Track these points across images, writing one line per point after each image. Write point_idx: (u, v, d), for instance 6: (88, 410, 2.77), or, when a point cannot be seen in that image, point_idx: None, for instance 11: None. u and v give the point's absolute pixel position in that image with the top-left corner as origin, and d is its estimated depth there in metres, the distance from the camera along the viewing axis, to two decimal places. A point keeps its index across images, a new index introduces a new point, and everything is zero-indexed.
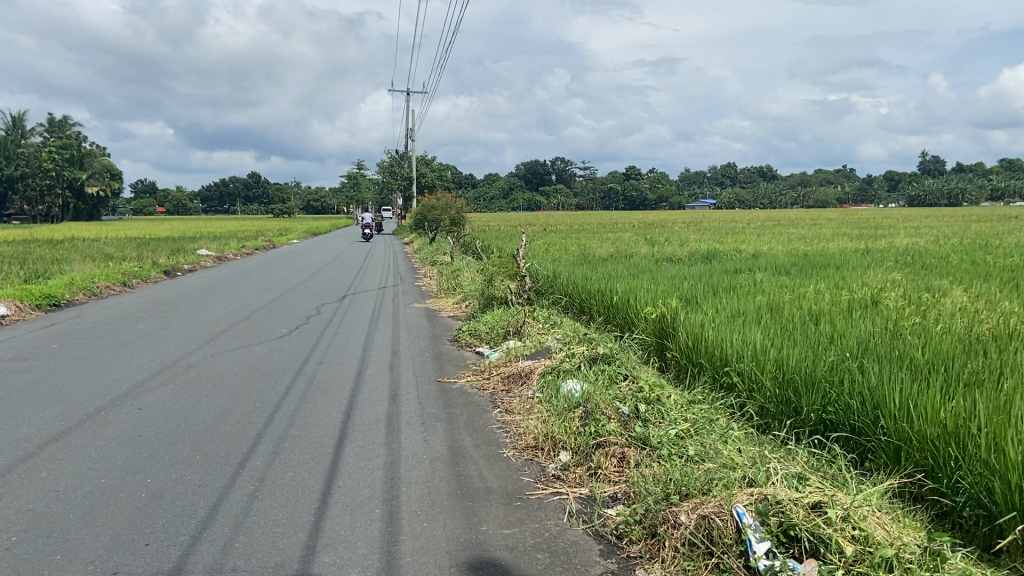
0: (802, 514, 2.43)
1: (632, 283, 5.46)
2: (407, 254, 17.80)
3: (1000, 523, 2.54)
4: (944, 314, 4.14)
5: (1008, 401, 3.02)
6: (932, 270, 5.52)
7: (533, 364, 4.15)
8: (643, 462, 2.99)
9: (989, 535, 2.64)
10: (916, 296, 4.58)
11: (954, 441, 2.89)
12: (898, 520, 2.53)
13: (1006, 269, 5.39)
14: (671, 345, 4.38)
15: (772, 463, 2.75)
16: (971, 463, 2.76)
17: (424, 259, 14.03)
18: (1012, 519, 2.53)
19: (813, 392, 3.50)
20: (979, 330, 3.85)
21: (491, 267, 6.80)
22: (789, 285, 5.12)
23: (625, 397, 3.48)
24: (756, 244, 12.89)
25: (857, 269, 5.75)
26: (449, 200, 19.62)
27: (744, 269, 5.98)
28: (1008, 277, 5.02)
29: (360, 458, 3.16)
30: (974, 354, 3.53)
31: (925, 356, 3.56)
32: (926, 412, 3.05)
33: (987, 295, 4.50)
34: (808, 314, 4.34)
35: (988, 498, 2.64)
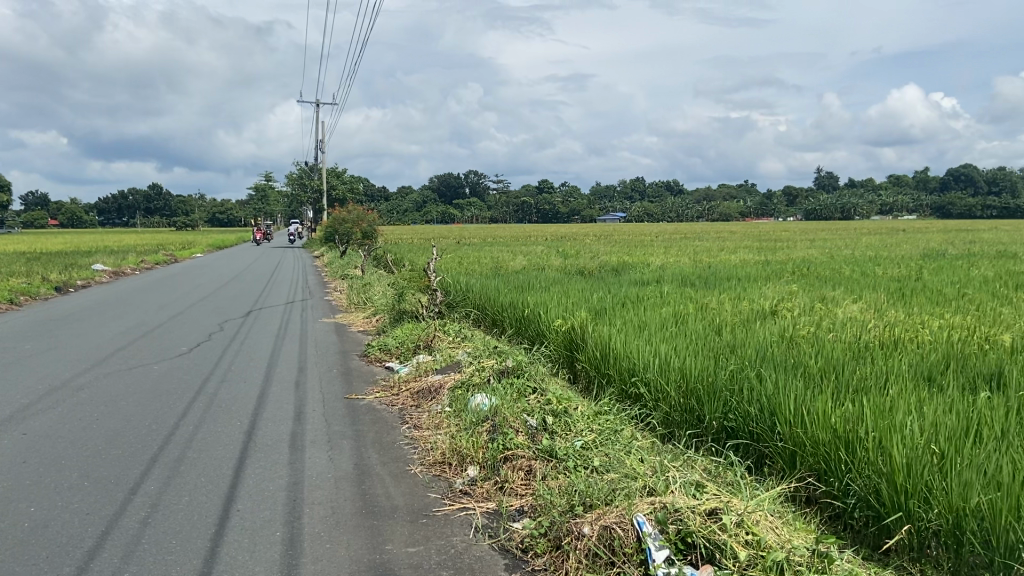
0: (699, 521, 2.50)
1: (542, 295, 5.51)
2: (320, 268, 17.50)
3: (888, 523, 2.70)
4: (836, 323, 4.34)
5: (892, 407, 3.20)
6: (827, 282, 5.76)
7: (442, 379, 4.14)
8: (549, 475, 3.01)
9: (878, 536, 2.79)
10: (810, 307, 4.77)
11: (845, 446, 3.03)
12: (789, 523, 2.64)
13: (891, 280, 5.72)
14: (581, 357, 4.44)
15: (671, 472, 2.82)
16: (861, 466, 2.91)
17: (335, 273, 13.81)
18: (899, 519, 2.69)
19: (715, 401, 3.61)
20: (868, 338, 4.05)
21: (401, 280, 6.75)
22: (694, 296, 5.27)
23: (533, 410, 3.50)
24: (664, 257, 13.24)
25: (757, 280, 5.96)
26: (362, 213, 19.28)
27: (650, 281, 6.13)
28: (894, 287, 5.28)
29: (262, 480, 3.08)
30: (862, 360, 3.72)
31: (818, 363, 3.72)
32: (818, 418, 3.19)
33: (874, 304, 4.76)
34: (711, 324, 4.47)
35: (876, 499, 2.80)
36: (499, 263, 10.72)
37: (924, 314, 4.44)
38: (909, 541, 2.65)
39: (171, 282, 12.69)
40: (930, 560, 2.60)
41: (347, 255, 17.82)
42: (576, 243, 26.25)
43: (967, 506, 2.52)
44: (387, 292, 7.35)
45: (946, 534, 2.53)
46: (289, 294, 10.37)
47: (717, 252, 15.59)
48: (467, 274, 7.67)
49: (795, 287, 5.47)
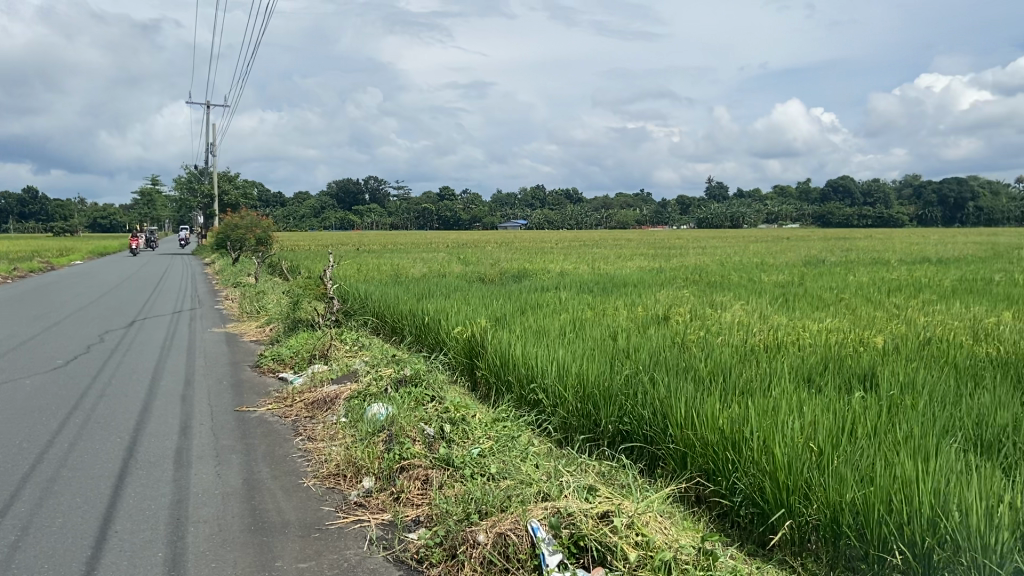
0: (591, 524, 2.55)
1: (442, 303, 5.49)
2: (213, 275, 16.84)
3: (772, 519, 2.83)
4: (724, 327, 4.52)
5: (774, 407, 3.36)
6: (717, 288, 5.99)
7: (338, 389, 4.06)
8: (446, 483, 3.00)
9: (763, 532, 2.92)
10: (701, 312, 4.95)
11: (732, 446, 3.16)
12: (677, 524, 2.72)
13: (774, 285, 6.03)
14: (480, 364, 4.45)
15: (565, 477, 2.86)
16: (747, 465, 3.04)
17: (228, 280, 13.31)
18: (782, 516, 2.84)
19: (610, 405, 3.69)
20: (753, 341, 4.24)
21: (297, 288, 6.58)
22: (591, 302, 5.38)
23: (430, 418, 3.48)
24: (564, 264, 13.49)
25: (651, 286, 6.13)
26: (255, 219, 18.62)
27: (548, 288, 6.21)
28: (778, 293, 5.55)
29: (144, 498, 2.94)
30: (748, 363, 3.89)
31: (707, 366, 3.87)
32: (707, 420, 3.31)
33: (759, 308, 4.99)
34: (608, 330, 4.57)
35: (761, 497, 2.93)
36: (400, 270, 10.60)
37: (804, 318, 4.69)
38: (791, 536, 2.79)
39: (46, 292, 11.91)
40: (810, 553, 2.76)
41: (242, 262, 17.23)
42: (478, 248, 26.33)
43: (843, 501, 2.68)
44: (283, 301, 7.16)
45: (825, 528, 2.69)
46: (176, 303, 9.92)
47: (616, 259, 15.97)
48: (366, 281, 7.55)
49: (687, 293, 5.66)
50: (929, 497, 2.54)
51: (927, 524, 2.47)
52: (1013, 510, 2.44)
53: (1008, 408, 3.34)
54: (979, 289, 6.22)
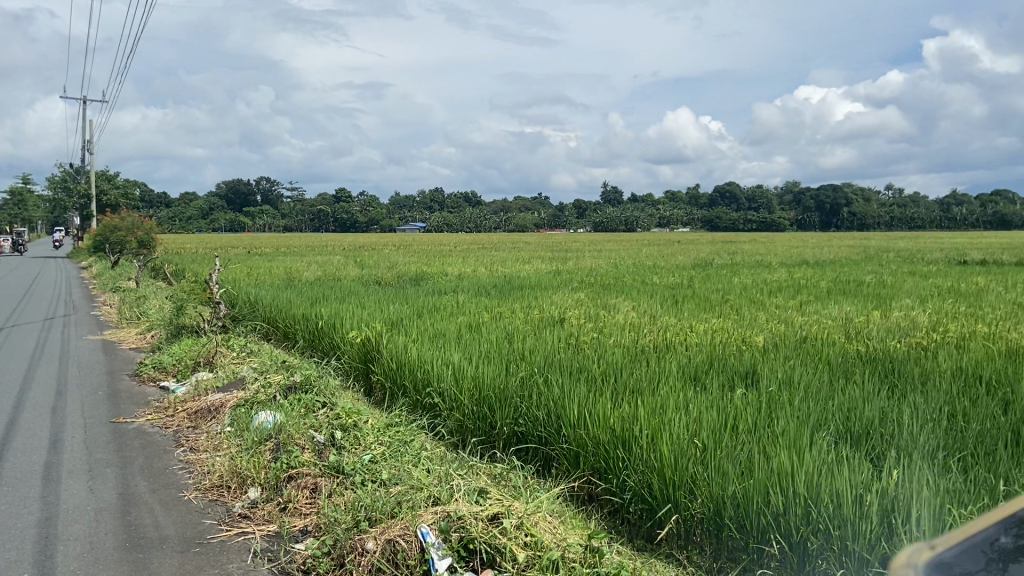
0: (481, 527, 2.55)
1: (337, 307, 5.39)
2: (93, 279, 15.94)
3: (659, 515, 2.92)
4: (615, 329, 4.63)
5: (662, 406, 3.47)
6: (610, 290, 6.15)
7: (224, 398, 3.92)
8: (335, 492, 2.94)
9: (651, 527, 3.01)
10: (594, 313, 5.06)
11: (622, 444, 3.24)
12: (565, 523, 2.77)
13: (665, 287, 6.22)
14: (375, 369, 4.39)
15: (456, 480, 2.86)
16: (636, 462, 3.12)
17: (107, 285, 12.64)
18: (669, 510, 2.93)
19: (506, 407, 3.71)
20: (643, 342, 4.36)
21: (182, 292, 6.31)
22: (487, 305, 5.40)
23: (320, 425, 3.42)
24: (462, 266, 13.53)
25: (547, 289, 6.22)
26: (137, 221, 17.76)
27: (445, 291, 6.20)
28: (669, 294, 5.74)
29: (5, 518, 2.74)
30: (639, 363, 4.00)
31: (600, 367, 3.95)
32: (599, 419, 3.38)
33: (650, 309, 5.14)
34: (504, 332, 4.60)
35: (649, 493, 3.01)
36: (293, 274, 10.34)
37: (692, 319, 4.86)
38: (677, 530, 2.89)
39: None
40: (694, 546, 2.86)
41: (124, 266, 16.40)
42: (378, 251, 26.05)
43: (725, 495, 2.78)
44: (166, 306, 6.84)
45: (708, 521, 2.79)
46: (50, 309, 9.31)
47: (517, 262, 16.12)
48: (257, 285, 7.33)
49: (581, 295, 5.78)
50: (803, 489, 2.68)
51: (802, 514, 2.59)
52: (879, 496, 2.60)
53: (875, 402, 3.57)
54: (851, 290, 6.62)
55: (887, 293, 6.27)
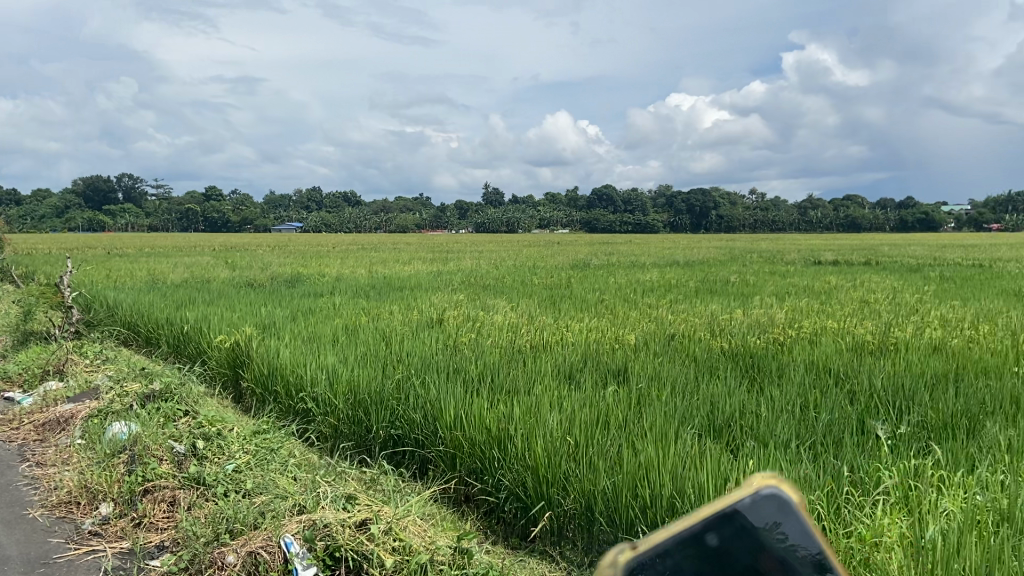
0: (348, 534, 2.51)
1: (205, 310, 5.17)
2: None
3: (533, 512, 2.97)
4: (493, 329, 4.67)
5: (537, 405, 3.53)
6: (489, 290, 6.21)
7: (76, 408, 3.69)
8: (195, 504, 2.81)
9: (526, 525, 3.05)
10: (472, 314, 5.09)
11: (497, 444, 3.26)
12: (436, 525, 2.77)
13: (543, 288, 6.33)
14: (245, 374, 4.24)
15: (322, 487, 2.81)
16: (511, 461, 3.15)
17: None
18: (542, 507, 2.98)
19: (382, 409, 3.67)
20: (520, 342, 4.41)
21: (30, 297, 5.88)
22: (364, 307, 5.33)
23: (181, 435, 3.28)
24: (343, 268, 13.28)
25: (426, 290, 6.20)
26: None
27: (322, 293, 6.07)
28: (547, 294, 5.85)
29: None
30: (516, 363, 4.05)
31: (476, 367, 3.97)
32: (474, 419, 3.39)
33: (527, 310, 5.22)
34: (380, 334, 4.55)
35: (523, 491, 3.05)
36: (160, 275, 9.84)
37: (568, 318, 4.97)
38: (551, 526, 2.94)
39: None
40: (567, 541, 2.92)
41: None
42: (256, 251, 25.26)
43: (596, 489, 2.85)
44: (13, 312, 6.35)
45: (580, 516, 2.86)
46: None
47: (404, 262, 15.97)
48: (118, 288, 6.93)
49: (460, 296, 5.80)
50: (670, 478, 2.77)
51: (667, 505, 2.69)
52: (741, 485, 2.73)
53: (736, 396, 3.77)
54: (718, 289, 6.96)
55: (749, 292, 6.64)
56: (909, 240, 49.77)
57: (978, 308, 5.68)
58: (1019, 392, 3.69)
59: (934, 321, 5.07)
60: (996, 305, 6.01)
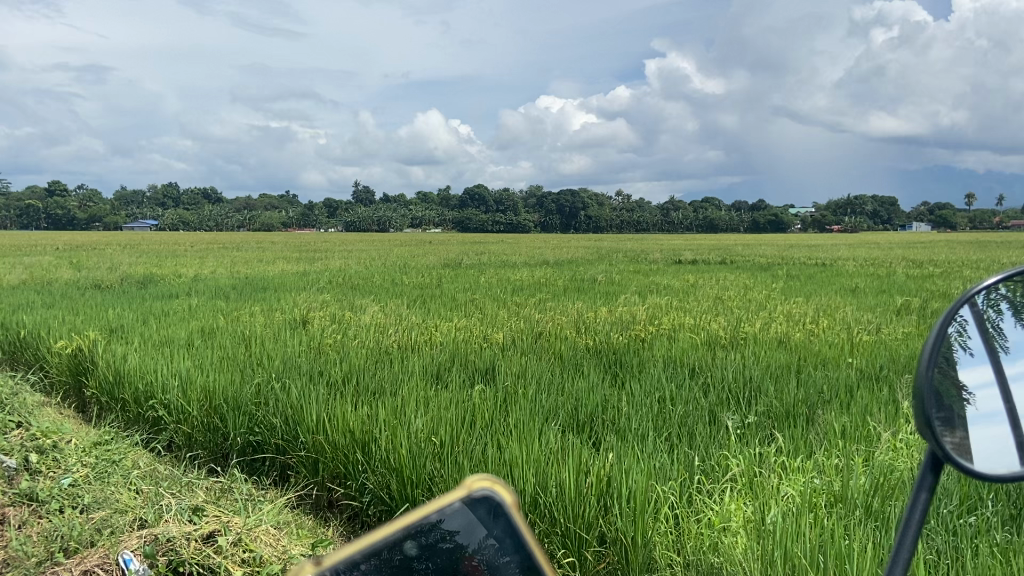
0: (192, 548, 2.39)
1: (45, 314, 4.82)
2: None
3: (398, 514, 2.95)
4: (359, 330, 4.61)
5: (402, 406, 3.50)
6: (357, 290, 6.14)
7: None
8: (24, 523, 2.58)
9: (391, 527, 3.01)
10: (337, 315, 5.00)
11: (361, 447, 3.21)
12: (292, 534, 2.68)
13: (413, 288, 6.31)
14: (90, 382, 3.99)
15: (166, 499, 2.70)
16: (374, 464, 3.11)
17: None
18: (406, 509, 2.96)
19: (240, 415, 3.53)
20: (386, 342, 4.38)
21: None
22: (223, 308, 5.12)
23: (11, 449, 3.04)
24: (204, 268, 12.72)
25: (291, 290, 6.05)
26: None
27: (179, 294, 5.79)
28: (415, 294, 5.84)
29: None
30: (382, 364, 4.01)
31: (341, 369, 3.90)
32: (337, 421, 3.32)
33: (394, 309, 5.19)
34: (239, 337, 4.40)
35: (388, 494, 3.02)
36: None
37: (435, 317, 4.99)
38: None
39: None
40: None
41: None
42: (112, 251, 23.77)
43: None
44: None
45: None
46: None
47: (276, 263, 15.48)
48: None
49: (326, 296, 5.71)
50: None
51: None
52: None
53: (598, 392, 3.87)
54: (583, 287, 7.18)
55: (612, 290, 6.89)
56: (773, 240, 52.92)
57: (820, 304, 6.11)
58: (852, 381, 3.99)
59: (780, 316, 5.42)
60: (836, 301, 6.48)
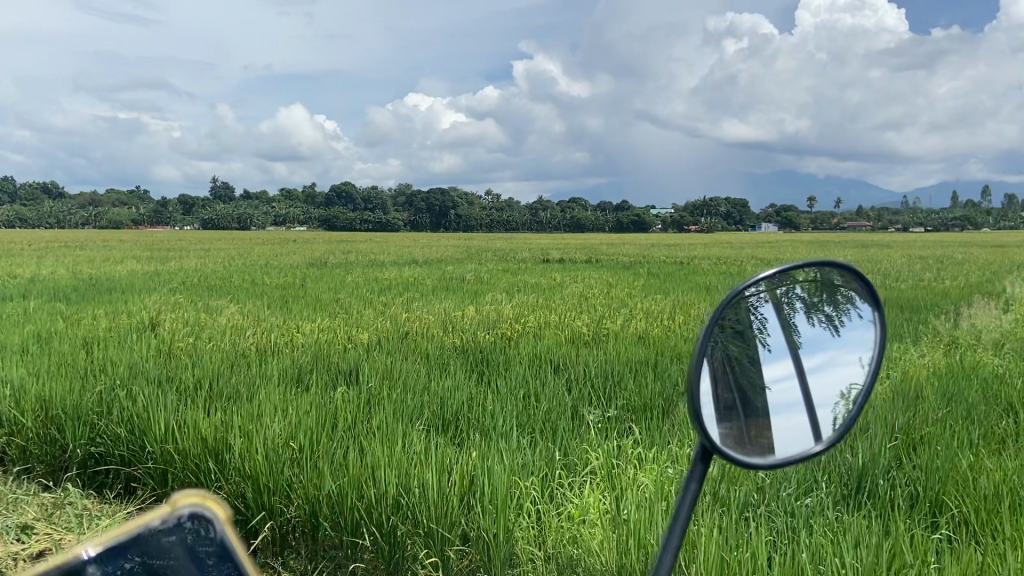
0: (18, 569, 2.23)
1: None
2: None
3: (253, 523, 2.85)
4: (215, 333, 4.47)
5: (259, 411, 3.40)
6: (214, 293, 5.98)
7: None
8: None
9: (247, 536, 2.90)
10: (192, 317, 4.81)
11: (214, 455, 3.09)
12: None
13: (276, 291, 6.15)
14: None
15: None
16: (228, 472, 2.99)
17: None
18: (262, 517, 2.87)
19: (80, 426, 3.33)
20: (243, 346, 4.27)
21: None
22: (65, 312, 4.81)
23: None
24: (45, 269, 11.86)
25: (142, 292, 5.76)
26: None
27: (13, 296, 5.40)
28: (277, 297, 5.74)
29: None
30: (238, 368, 3.90)
31: (194, 375, 3.75)
32: (188, 429, 3.19)
33: (255, 312, 5.09)
34: (81, 342, 4.15)
35: (243, 503, 2.91)
36: None
37: (296, 320, 4.91)
38: (273, 537, 2.82)
39: None
40: (290, 551, 2.81)
41: None
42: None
43: (320, 494, 2.81)
44: None
45: (304, 523, 2.80)
46: None
47: (131, 262, 14.62)
48: None
49: (181, 297, 5.52)
50: (394, 478, 2.82)
51: (392, 503, 2.74)
52: (463, 479, 2.85)
53: (463, 390, 3.89)
54: (451, 286, 7.25)
55: (479, 289, 6.98)
56: (647, 240, 54.95)
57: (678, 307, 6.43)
58: None
59: (640, 312, 5.65)
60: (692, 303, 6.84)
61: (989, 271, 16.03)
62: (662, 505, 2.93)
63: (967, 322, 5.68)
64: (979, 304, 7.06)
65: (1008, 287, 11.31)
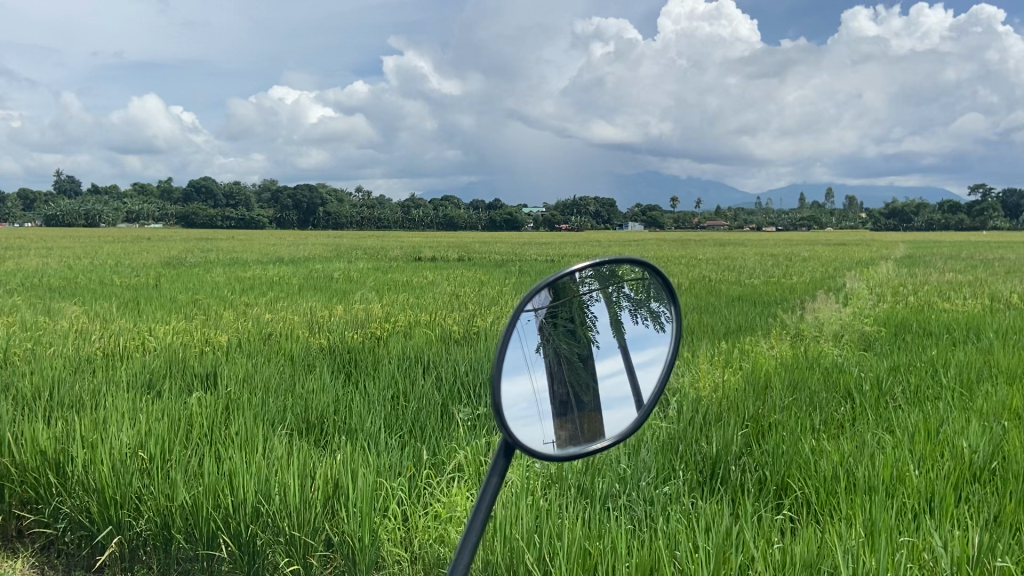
0: None
1: None
2: None
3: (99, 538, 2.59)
4: (57, 337, 4.19)
5: (105, 419, 3.20)
6: (59, 293, 5.68)
7: None
8: None
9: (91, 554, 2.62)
10: (30, 322, 4.48)
11: (55, 470, 2.88)
12: None
13: (128, 291, 5.88)
14: None
15: None
16: (71, 487, 2.79)
17: None
18: (110, 532, 2.62)
19: None
20: (89, 350, 4.03)
21: None
22: None
23: None
24: None
25: None
26: None
27: None
28: (129, 298, 5.46)
29: None
30: (83, 373, 3.67)
31: (31, 383, 3.49)
32: (26, 443, 2.99)
33: (103, 314, 4.82)
34: None
35: (88, 518, 2.68)
36: None
37: (149, 323, 4.69)
38: (121, 553, 2.58)
39: None
40: (140, 566, 2.56)
41: None
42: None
43: (172, 505, 2.63)
44: None
45: (156, 537, 2.59)
46: None
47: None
48: None
49: (19, 298, 5.19)
50: (256, 486, 2.70)
51: (251, 510, 2.61)
52: (325, 483, 2.77)
53: (329, 392, 3.80)
54: (320, 285, 7.12)
55: (348, 288, 6.88)
56: (529, 238, 55.71)
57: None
58: None
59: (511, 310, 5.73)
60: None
61: (836, 269, 17.30)
62: (527, 525, 2.98)
63: (811, 315, 6.09)
64: (821, 299, 7.60)
65: (848, 282, 12.26)
